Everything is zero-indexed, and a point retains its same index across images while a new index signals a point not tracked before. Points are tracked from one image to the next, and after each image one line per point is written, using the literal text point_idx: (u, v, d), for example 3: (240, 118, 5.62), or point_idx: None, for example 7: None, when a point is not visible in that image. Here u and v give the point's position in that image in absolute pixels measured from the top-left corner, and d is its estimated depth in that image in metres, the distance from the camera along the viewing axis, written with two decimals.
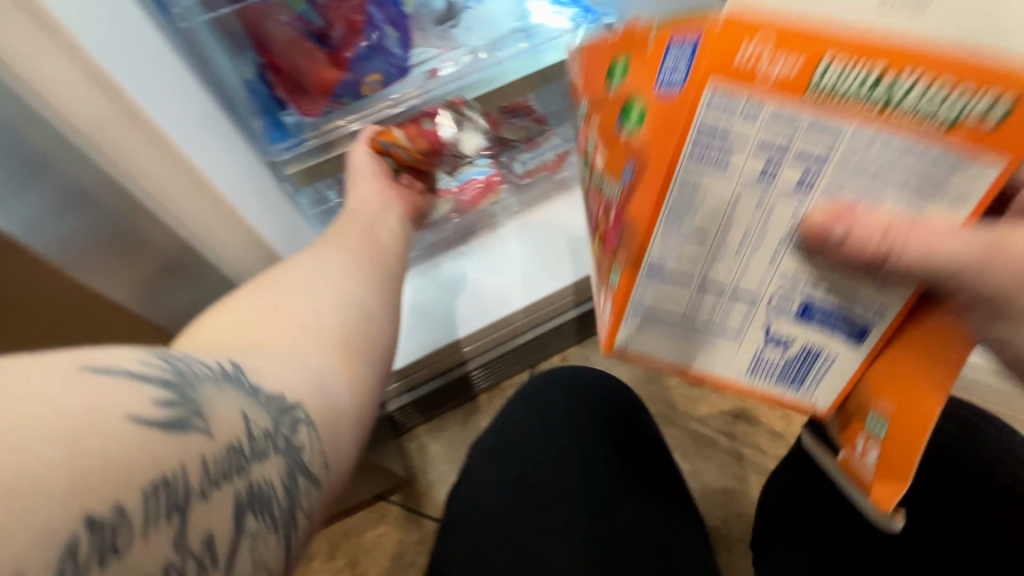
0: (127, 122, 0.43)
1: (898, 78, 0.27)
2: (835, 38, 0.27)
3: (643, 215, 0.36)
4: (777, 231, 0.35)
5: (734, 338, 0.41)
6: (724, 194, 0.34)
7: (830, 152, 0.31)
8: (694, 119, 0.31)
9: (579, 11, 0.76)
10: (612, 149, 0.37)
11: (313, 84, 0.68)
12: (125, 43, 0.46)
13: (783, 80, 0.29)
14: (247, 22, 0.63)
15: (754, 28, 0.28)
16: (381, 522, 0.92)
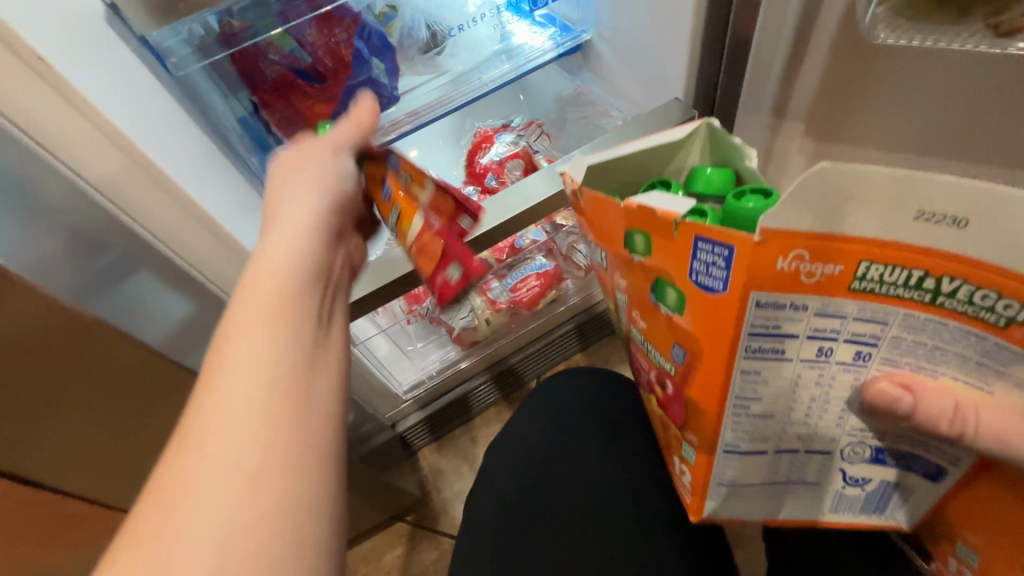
0: (131, 168, 0.44)
1: (946, 282, 0.27)
2: (867, 246, 0.27)
3: (706, 404, 0.36)
4: (841, 395, 0.34)
5: (814, 483, 0.39)
6: (785, 376, 0.33)
7: (883, 335, 0.31)
8: (742, 324, 0.31)
9: (557, 31, 0.79)
10: (657, 323, 0.37)
11: (305, 118, 0.69)
12: (113, 81, 0.46)
13: (825, 281, 0.29)
14: (242, 66, 0.64)
15: (787, 247, 0.27)
16: (399, 543, 0.90)
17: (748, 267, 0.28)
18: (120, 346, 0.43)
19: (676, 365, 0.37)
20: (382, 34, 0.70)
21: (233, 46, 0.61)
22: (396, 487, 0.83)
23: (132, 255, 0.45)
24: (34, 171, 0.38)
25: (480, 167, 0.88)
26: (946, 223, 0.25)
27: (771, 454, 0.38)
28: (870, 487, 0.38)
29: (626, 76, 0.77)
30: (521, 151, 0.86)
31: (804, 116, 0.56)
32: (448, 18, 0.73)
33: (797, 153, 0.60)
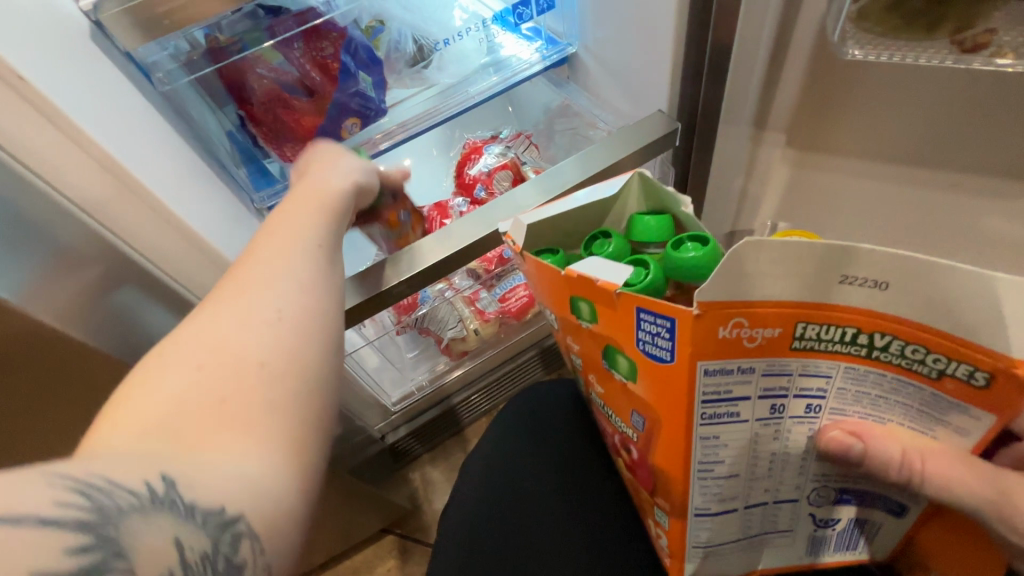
0: (112, 181, 0.44)
1: (879, 337, 0.29)
2: (803, 309, 0.29)
3: (671, 469, 0.37)
4: (798, 444, 0.35)
5: (788, 531, 0.41)
6: (743, 436, 0.34)
7: (829, 388, 0.32)
8: (695, 392, 0.32)
9: (543, 43, 0.80)
10: (616, 389, 0.38)
11: (293, 131, 0.70)
12: (95, 97, 0.46)
13: (766, 344, 0.30)
14: (229, 79, 0.64)
15: (726, 316, 0.29)
16: (388, 556, 0.90)
17: (691, 339, 0.29)
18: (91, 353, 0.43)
19: (638, 431, 0.38)
20: (368, 47, 0.70)
21: (220, 60, 0.61)
22: (385, 499, 0.83)
23: (115, 273, 0.45)
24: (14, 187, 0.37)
25: (468, 179, 0.89)
26: (870, 283, 0.27)
27: (742, 511, 0.39)
28: (846, 525, 0.40)
29: (612, 88, 0.77)
30: (510, 163, 0.86)
31: (785, 127, 0.57)
32: (434, 31, 0.74)
33: (780, 161, 0.62)
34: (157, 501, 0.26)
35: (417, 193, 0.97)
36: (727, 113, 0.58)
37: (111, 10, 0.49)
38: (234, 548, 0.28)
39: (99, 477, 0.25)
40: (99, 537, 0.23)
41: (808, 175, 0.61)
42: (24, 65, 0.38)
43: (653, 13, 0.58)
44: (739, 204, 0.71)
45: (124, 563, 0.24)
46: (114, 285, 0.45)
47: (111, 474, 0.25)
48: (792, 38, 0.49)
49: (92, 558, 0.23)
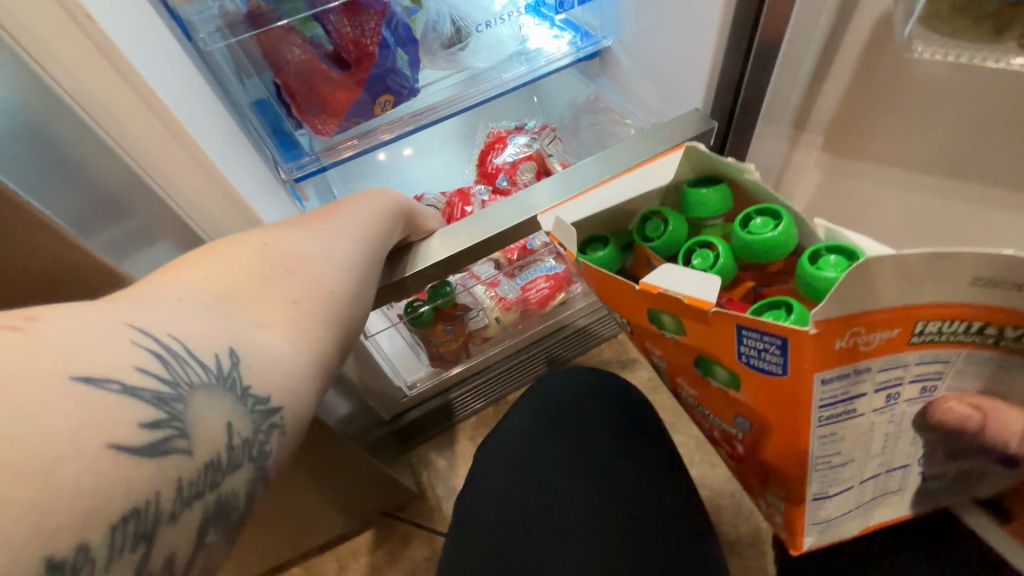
0: (159, 125, 0.44)
1: (1008, 330, 0.29)
2: (928, 307, 0.29)
3: (787, 463, 0.37)
4: (910, 422, 0.36)
5: (898, 490, 0.42)
6: (857, 428, 0.35)
7: (948, 370, 0.33)
8: (812, 402, 0.32)
9: (578, 35, 0.80)
10: (719, 392, 0.39)
11: (325, 105, 0.69)
12: (145, 41, 0.45)
13: (889, 340, 0.31)
14: (266, 49, 0.63)
15: (838, 329, 0.29)
16: (390, 540, 0.89)
17: (806, 358, 0.29)
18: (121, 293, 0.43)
19: (746, 430, 0.39)
20: (406, 26, 0.70)
21: (260, 26, 0.60)
22: (393, 482, 0.82)
23: (151, 226, 0.46)
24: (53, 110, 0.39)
25: (491, 167, 0.89)
26: (1007, 284, 0.27)
27: (859, 487, 0.40)
28: (949, 475, 0.41)
29: (645, 84, 0.78)
30: (535, 154, 0.87)
31: (825, 128, 0.58)
32: (477, 14, 0.73)
33: (813, 163, 0.63)
34: (221, 378, 0.29)
35: (435, 180, 0.96)
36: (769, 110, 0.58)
37: None
38: (268, 437, 0.31)
39: (178, 343, 0.28)
40: (168, 416, 0.26)
41: (839, 179, 0.62)
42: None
43: (701, 5, 0.58)
44: None
45: (185, 443, 0.26)
46: (150, 237, 0.46)
47: (189, 343, 0.29)
48: (843, 36, 0.49)
49: (163, 433, 0.26)
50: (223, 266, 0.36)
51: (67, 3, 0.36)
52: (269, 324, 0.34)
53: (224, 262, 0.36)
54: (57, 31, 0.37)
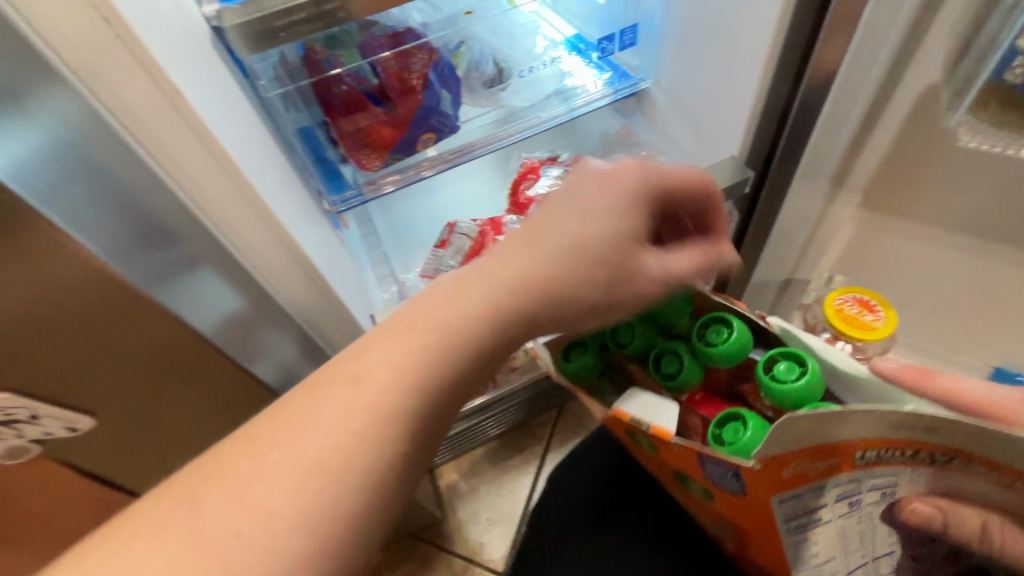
0: (223, 177, 0.44)
1: (942, 456, 0.30)
2: (858, 438, 0.32)
3: (774, 560, 0.41)
4: (884, 523, 0.36)
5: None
6: (828, 533, 0.37)
7: (899, 482, 0.34)
8: (773, 512, 0.37)
9: (616, 75, 0.81)
10: (704, 500, 0.42)
11: (371, 142, 0.72)
12: (211, 92, 0.46)
13: (833, 463, 0.33)
14: (320, 90, 0.67)
15: (781, 461, 0.33)
16: (411, 559, 0.91)
17: (753, 482, 0.34)
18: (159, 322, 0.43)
19: (734, 529, 0.43)
20: (450, 66, 0.72)
21: (316, 72, 0.64)
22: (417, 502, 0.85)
23: (197, 252, 0.46)
24: (117, 153, 0.38)
25: (522, 198, 0.87)
26: (919, 425, 0.29)
27: None
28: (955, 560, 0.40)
29: (682, 127, 0.79)
30: None
31: (862, 187, 0.58)
32: (519, 57, 0.77)
33: (848, 220, 0.63)
34: None
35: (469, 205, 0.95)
36: (806, 168, 0.59)
37: (233, 20, 0.51)
38: None
39: None
40: None
41: (873, 235, 0.63)
42: (168, 62, 0.37)
43: (742, 64, 0.59)
44: (802, 254, 0.71)
45: None
46: (193, 263, 0.46)
47: None
48: (887, 104, 0.50)
49: None
50: (297, 422, 0.34)
51: (154, 74, 0.36)
52: (342, 474, 0.33)
53: (302, 418, 0.34)
54: (133, 87, 0.36)
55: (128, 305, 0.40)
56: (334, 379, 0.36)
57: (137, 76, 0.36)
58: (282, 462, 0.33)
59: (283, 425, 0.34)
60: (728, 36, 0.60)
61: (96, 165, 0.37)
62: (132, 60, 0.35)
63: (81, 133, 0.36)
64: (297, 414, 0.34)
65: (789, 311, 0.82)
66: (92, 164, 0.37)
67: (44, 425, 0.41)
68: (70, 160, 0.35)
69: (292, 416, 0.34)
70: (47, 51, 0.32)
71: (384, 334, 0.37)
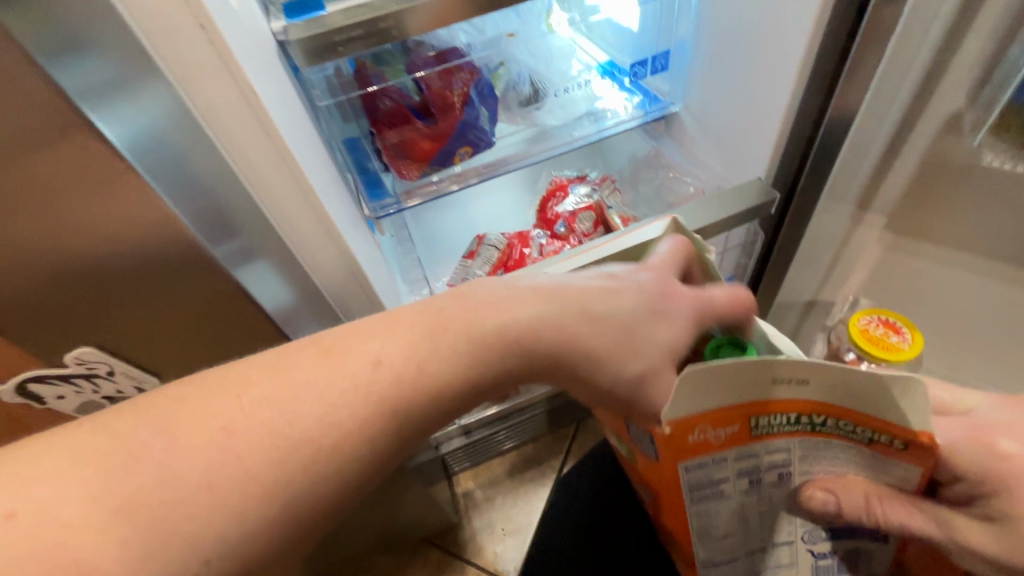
0: (286, 173, 0.48)
1: (816, 417, 0.34)
2: (754, 404, 0.34)
3: (678, 534, 0.41)
4: (779, 501, 0.40)
5: (791, 564, 0.42)
6: (728, 508, 0.39)
7: (792, 456, 0.37)
8: (680, 482, 0.37)
9: (645, 99, 0.85)
10: (631, 470, 0.44)
11: (411, 153, 0.76)
12: (281, 99, 0.51)
13: (732, 433, 0.35)
14: (368, 104, 0.71)
15: (687, 425, 0.34)
16: (424, 564, 0.92)
17: (661, 447, 0.34)
18: (220, 292, 0.45)
19: (650, 499, 0.44)
20: (489, 83, 0.77)
21: (365, 86, 0.69)
22: (436, 504, 0.86)
23: (255, 239, 0.49)
24: (198, 146, 0.42)
25: (551, 214, 0.89)
26: (795, 381, 0.32)
27: (749, 566, 0.42)
28: (843, 550, 0.42)
29: (710, 150, 0.81)
30: (594, 204, 0.86)
31: (888, 211, 0.60)
32: (555, 79, 0.81)
33: (874, 243, 0.64)
34: None
35: (497, 219, 0.98)
36: (832, 190, 0.60)
37: (299, 36, 0.56)
38: None
39: None
40: None
41: (898, 259, 0.64)
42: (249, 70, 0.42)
43: (769, 88, 0.62)
44: (826, 276, 0.72)
45: None
46: (252, 253, 0.49)
47: None
48: (912, 129, 0.51)
49: None
50: (312, 373, 0.34)
51: (240, 81, 0.41)
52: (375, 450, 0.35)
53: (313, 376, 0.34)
54: (218, 90, 0.41)
55: (194, 277, 0.43)
56: (359, 355, 0.35)
57: (225, 80, 0.40)
58: (284, 406, 0.32)
59: (283, 373, 0.33)
60: (759, 62, 0.62)
61: (181, 154, 0.41)
62: (221, 62, 0.39)
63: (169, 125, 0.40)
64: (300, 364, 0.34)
65: (812, 333, 0.83)
66: (173, 150, 0.40)
67: (119, 382, 0.46)
68: (156, 152, 0.39)
69: (301, 372, 0.33)
70: (153, 52, 0.37)
71: (390, 318, 0.38)
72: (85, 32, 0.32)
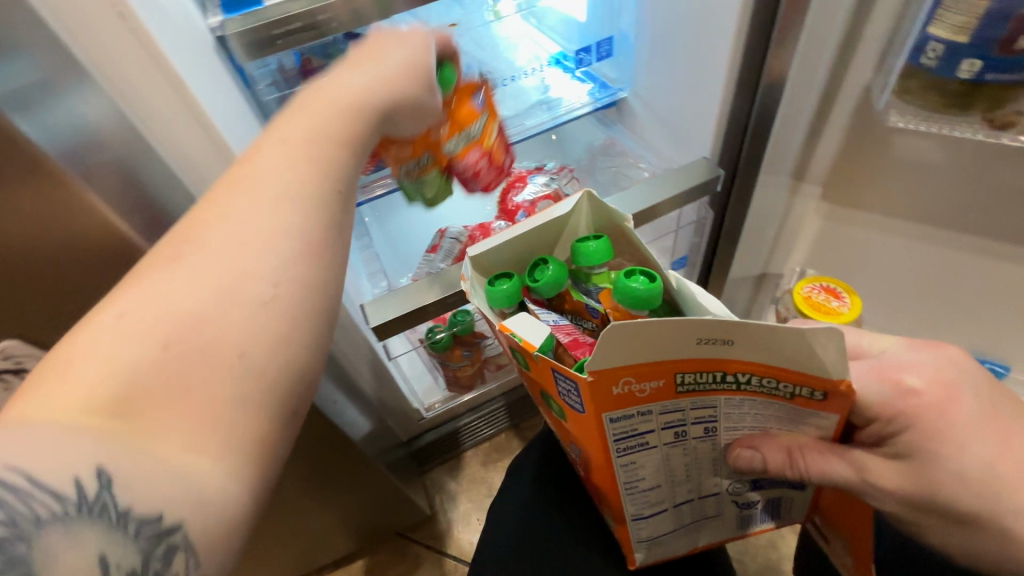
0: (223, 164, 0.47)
1: (741, 375, 0.36)
2: (679, 366, 0.35)
3: (606, 485, 0.44)
4: (708, 453, 0.43)
5: (717, 515, 0.49)
6: (654, 459, 0.42)
7: (718, 413, 0.39)
8: (605, 433, 0.39)
9: (596, 87, 0.86)
10: (562, 427, 0.46)
11: None
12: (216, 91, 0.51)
13: (659, 389, 0.37)
14: None
15: (615, 378, 0.35)
16: (402, 561, 0.92)
17: (587, 395, 0.36)
18: None
19: (581, 454, 0.45)
20: None
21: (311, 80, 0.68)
22: (408, 499, 0.86)
23: None
24: (135, 146, 0.40)
25: (511, 206, 0.89)
26: (719, 341, 0.33)
27: (672, 511, 0.47)
28: (765, 501, 0.48)
29: (659, 133, 0.83)
30: (552, 193, 0.87)
31: (822, 180, 0.63)
32: (503, 68, 0.82)
33: (813, 213, 0.68)
34: None
35: (458, 213, 0.99)
36: (770, 164, 0.62)
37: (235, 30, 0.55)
38: None
39: None
40: None
41: (837, 227, 0.67)
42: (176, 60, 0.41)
43: (703, 69, 0.63)
44: (773, 248, 0.75)
45: None
46: None
47: None
48: (836, 99, 0.54)
49: None
50: (294, 310, 0.34)
51: (170, 77, 0.41)
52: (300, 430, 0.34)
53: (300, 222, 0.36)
54: (143, 78, 0.40)
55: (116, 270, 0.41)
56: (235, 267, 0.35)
57: (151, 72, 0.40)
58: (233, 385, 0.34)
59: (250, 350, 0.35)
60: (692, 46, 0.64)
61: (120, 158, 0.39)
62: (145, 53, 0.39)
63: (109, 131, 0.38)
64: (273, 182, 0.36)
65: (763, 307, 0.86)
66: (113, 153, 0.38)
67: None
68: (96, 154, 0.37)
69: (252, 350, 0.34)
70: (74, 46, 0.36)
71: (319, 137, 0.39)
72: (11, 29, 0.32)
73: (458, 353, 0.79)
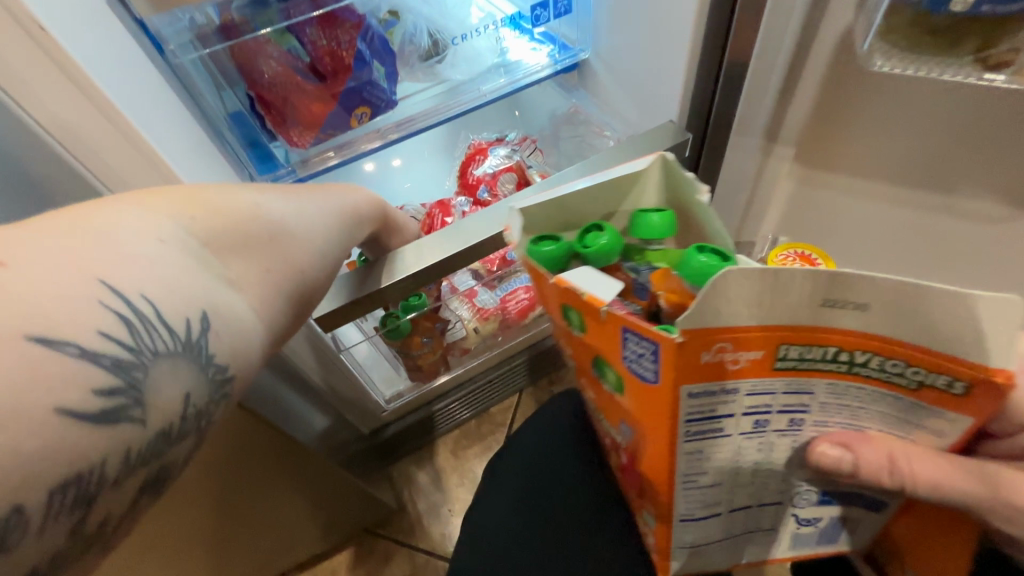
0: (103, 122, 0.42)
1: (859, 355, 0.29)
2: (784, 337, 0.29)
3: (657, 479, 0.37)
4: (785, 447, 0.36)
5: (771, 529, 0.42)
6: (726, 449, 0.34)
7: (812, 402, 0.32)
8: (678, 414, 0.31)
9: (557, 48, 0.80)
10: (610, 404, 0.38)
11: (301, 118, 0.68)
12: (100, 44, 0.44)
13: (755, 362, 0.30)
14: (239, 61, 0.63)
15: (709, 342, 0.28)
16: (370, 557, 0.88)
17: (668, 361, 0.28)
18: None
19: (630, 436, 0.38)
20: (383, 37, 0.69)
21: (232, 38, 0.60)
22: (372, 496, 0.81)
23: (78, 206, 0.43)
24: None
25: (472, 179, 0.84)
26: (851, 306, 0.27)
27: (727, 514, 0.39)
28: (826, 520, 0.41)
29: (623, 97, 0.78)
30: (515, 164, 0.82)
31: (795, 140, 0.59)
32: (453, 27, 0.75)
33: (785, 176, 0.65)
34: None
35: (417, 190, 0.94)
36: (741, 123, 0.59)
37: None
38: None
39: None
40: None
41: (810, 189, 0.64)
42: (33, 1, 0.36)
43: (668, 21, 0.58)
44: (744, 213, 0.72)
45: None
46: None
47: None
48: (811, 50, 0.50)
49: None
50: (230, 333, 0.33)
51: (20, 18, 0.36)
52: None
53: (289, 243, 0.39)
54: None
55: None
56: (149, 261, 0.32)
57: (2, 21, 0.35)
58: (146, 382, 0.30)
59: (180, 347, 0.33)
60: None
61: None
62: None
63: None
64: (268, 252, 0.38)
65: None
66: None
67: None
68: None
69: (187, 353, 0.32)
70: None
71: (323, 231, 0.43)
72: None
73: (418, 340, 0.74)
